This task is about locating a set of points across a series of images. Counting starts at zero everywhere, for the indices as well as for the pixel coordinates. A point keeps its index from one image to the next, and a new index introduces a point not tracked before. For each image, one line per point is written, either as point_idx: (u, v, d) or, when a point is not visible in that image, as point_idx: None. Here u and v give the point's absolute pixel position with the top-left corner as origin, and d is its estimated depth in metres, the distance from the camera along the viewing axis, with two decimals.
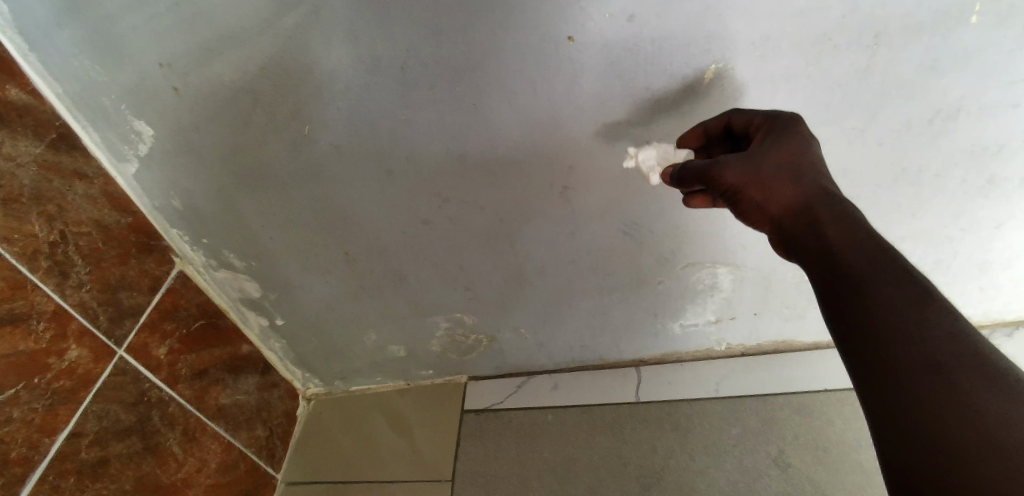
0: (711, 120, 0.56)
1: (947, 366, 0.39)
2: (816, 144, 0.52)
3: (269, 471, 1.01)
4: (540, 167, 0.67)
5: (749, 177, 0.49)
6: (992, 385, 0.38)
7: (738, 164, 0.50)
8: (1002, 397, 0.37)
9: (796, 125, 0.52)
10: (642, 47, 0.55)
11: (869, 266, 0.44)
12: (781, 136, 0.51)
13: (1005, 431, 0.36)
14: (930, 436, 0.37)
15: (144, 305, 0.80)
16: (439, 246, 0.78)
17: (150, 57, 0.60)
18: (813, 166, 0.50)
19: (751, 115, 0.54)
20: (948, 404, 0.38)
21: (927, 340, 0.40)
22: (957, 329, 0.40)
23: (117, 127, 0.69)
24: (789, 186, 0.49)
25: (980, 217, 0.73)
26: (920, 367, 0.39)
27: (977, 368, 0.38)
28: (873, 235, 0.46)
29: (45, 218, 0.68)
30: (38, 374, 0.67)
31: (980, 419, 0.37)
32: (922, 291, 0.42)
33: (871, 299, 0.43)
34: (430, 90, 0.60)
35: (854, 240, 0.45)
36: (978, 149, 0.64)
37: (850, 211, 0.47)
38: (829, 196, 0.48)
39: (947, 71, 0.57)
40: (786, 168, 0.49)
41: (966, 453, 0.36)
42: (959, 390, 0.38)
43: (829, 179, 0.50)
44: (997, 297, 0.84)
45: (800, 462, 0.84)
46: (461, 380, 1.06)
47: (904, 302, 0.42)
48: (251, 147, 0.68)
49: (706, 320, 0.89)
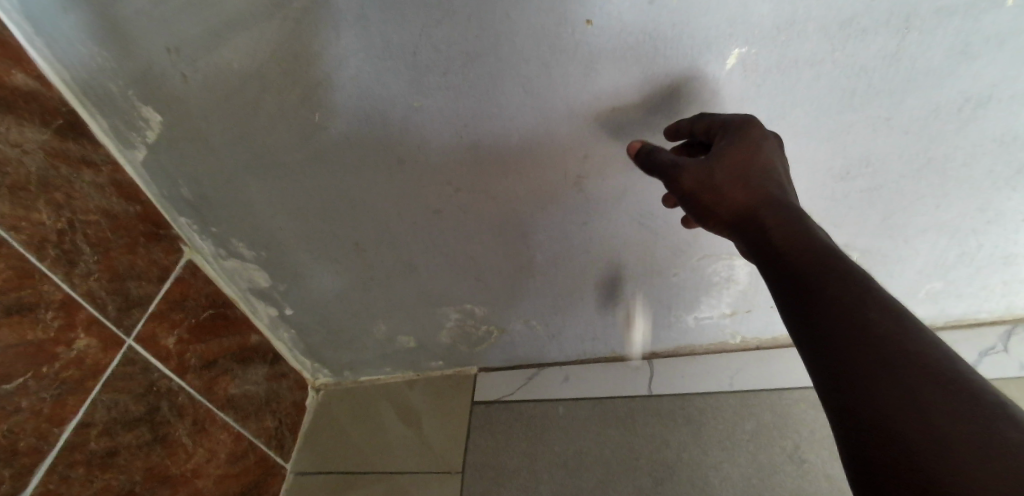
0: (679, 124, 0.58)
1: (894, 362, 0.39)
2: (769, 147, 0.53)
3: (278, 461, 1.00)
4: (553, 156, 0.65)
5: (702, 183, 0.52)
6: (938, 380, 0.38)
7: (693, 169, 0.53)
8: (947, 389, 0.38)
9: (751, 128, 0.53)
10: (662, 31, 0.53)
11: (814, 266, 0.45)
12: (731, 141, 0.53)
13: (950, 423, 0.37)
14: (882, 432, 0.38)
15: (153, 294, 0.79)
16: (450, 236, 0.77)
17: (158, 42, 0.59)
18: (762, 170, 0.51)
19: (712, 118, 0.56)
20: (897, 401, 0.38)
21: (875, 337, 0.41)
22: (900, 324, 0.41)
23: (124, 114, 0.68)
24: (739, 193, 0.51)
25: (1007, 209, 0.70)
26: (869, 363, 0.40)
27: (923, 362, 0.39)
28: (816, 233, 0.47)
29: (53, 206, 0.67)
30: (47, 364, 0.66)
31: (930, 415, 0.37)
32: (865, 287, 0.43)
33: (819, 299, 0.44)
34: (442, 76, 0.58)
35: (797, 242, 0.47)
36: (1007, 138, 0.62)
37: (796, 214, 0.49)
38: (776, 200, 0.50)
39: (979, 56, 0.54)
40: (735, 174, 0.51)
41: (920, 450, 0.36)
42: (910, 387, 0.38)
43: (780, 181, 0.52)
44: (1020, 291, 0.82)
45: (816, 457, 0.83)
46: (470, 371, 1.05)
47: (847, 299, 0.43)
48: (259, 134, 0.67)
49: (720, 313, 0.88)
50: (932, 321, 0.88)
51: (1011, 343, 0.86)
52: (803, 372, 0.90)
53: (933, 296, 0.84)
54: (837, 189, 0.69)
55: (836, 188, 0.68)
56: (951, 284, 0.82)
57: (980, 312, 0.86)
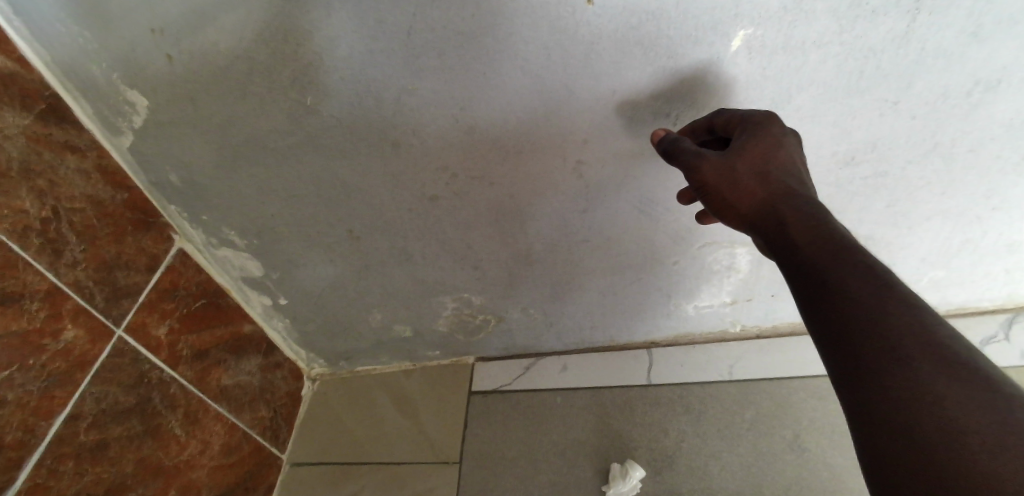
0: (697, 122, 0.58)
1: (909, 356, 0.39)
2: (790, 142, 0.52)
3: (273, 452, 0.99)
4: (552, 142, 0.63)
5: (723, 176, 0.51)
6: (952, 373, 0.38)
7: (713, 162, 0.51)
8: (963, 383, 0.38)
9: (769, 122, 0.52)
10: (665, 11, 0.51)
11: (833, 260, 0.44)
12: (752, 134, 0.52)
13: (963, 415, 0.37)
14: (895, 425, 0.38)
15: (143, 284, 0.77)
16: (446, 223, 0.75)
17: (141, 22, 0.57)
18: (782, 165, 0.51)
19: (730, 113, 0.55)
20: (910, 394, 0.38)
21: (891, 331, 0.40)
22: (919, 319, 0.41)
23: (109, 98, 0.66)
24: (757, 187, 0.50)
25: (1013, 196, 0.69)
26: (884, 358, 0.40)
27: (940, 357, 0.39)
28: (836, 229, 0.46)
29: (36, 193, 0.65)
30: (33, 356, 0.65)
31: (943, 408, 0.37)
32: (883, 282, 0.43)
33: (838, 294, 0.43)
34: (438, 58, 0.56)
35: (816, 237, 0.46)
36: (1016, 123, 0.60)
37: (816, 208, 0.48)
38: (795, 196, 0.49)
39: (991, 37, 0.53)
40: (755, 167, 0.50)
41: (933, 442, 0.36)
42: (923, 381, 0.38)
43: (799, 178, 0.51)
44: (1023, 279, 0.81)
45: (815, 446, 0.82)
46: (468, 361, 1.04)
47: (866, 294, 0.42)
48: (248, 118, 0.65)
49: (721, 302, 0.87)
50: (934, 310, 0.87)
51: (1012, 332, 0.85)
52: (803, 361, 0.89)
53: (935, 284, 0.83)
54: (842, 175, 0.67)
55: (840, 174, 0.67)
56: (954, 272, 0.81)
57: (981, 301, 0.86)
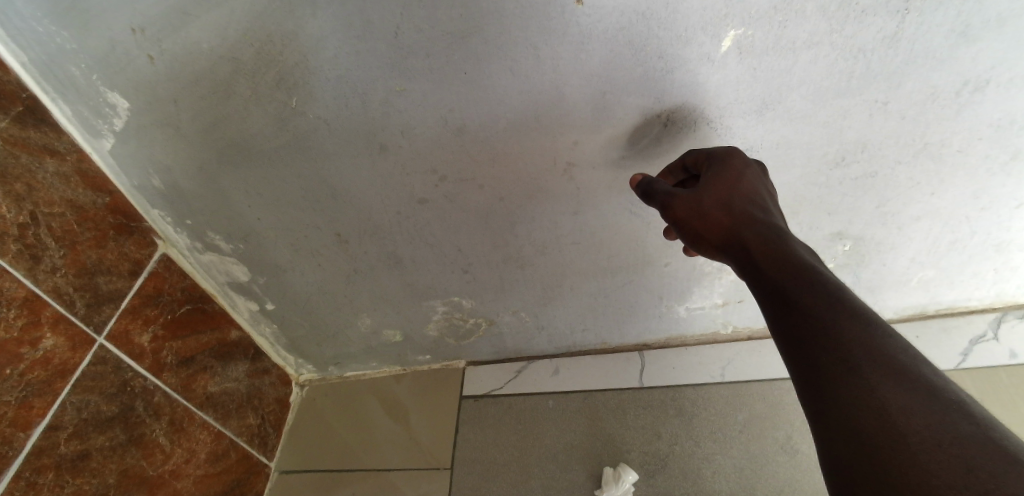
0: (673, 163, 0.59)
1: (860, 365, 0.40)
2: (754, 173, 0.54)
3: (261, 460, 0.98)
4: (543, 144, 0.63)
5: (693, 210, 0.52)
6: (898, 378, 0.39)
7: (684, 198, 0.53)
8: (906, 388, 0.38)
9: (730, 158, 0.54)
10: (656, 10, 0.51)
11: (792, 279, 0.45)
12: (717, 168, 0.53)
13: (904, 417, 0.37)
14: (847, 434, 0.38)
15: (125, 290, 0.76)
16: (436, 226, 0.74)
17: (122, 21, 0.56)
18: (746, 194, 0.52)
19: (697, 152, 0.57)
20: (860, 401, 0.38)
21: (844, 341, 0.41)
22: (869, 330, 0.41)
23: (89, 100, 0.65)
24: (724, 217, 0.51)
25: (1001, 195, 0.69)
26: (838, 370, 0.40)
27: (887, 365, 0.39)
28: (796, 250, 0.47)
29: (12, 198, 0.63)
30: (11, 365, 0.63)
31: (887, 412, 0.38)
32: (838, 296, 0.43)
33: (798, 311, 0.43)
34: (426, 59, 0.55)
35: (777, 259, 0.47)
36: (1002, 124, 0.61)
37: (779, 233, 0.49)
38: (758, 222, 0.50)
39: (979, 38, 0.53)
40: (721, 199, 0.52)
41: (879, 444, 0.37)
42: (870, 388, 0.39)
43: (763, 206, 0.52)
44: (1010, 279, 0.82)
45: (807, 446, 0.82)
46: (459, 365, 1.03)
47: (820, 308, 0.42)
48: (232, 119, 0.63)
49: (713, 304, 0.87)
50: (923, 310, 0.88)
51: (1001, 331, 0.86)
52: None
53: (925, 284, 0.83)
54: (832, 176, 0.67)
55: (831, 175, 0.67)
56: (943, 271, 0.81)
57: (971, 300, 0.86)
